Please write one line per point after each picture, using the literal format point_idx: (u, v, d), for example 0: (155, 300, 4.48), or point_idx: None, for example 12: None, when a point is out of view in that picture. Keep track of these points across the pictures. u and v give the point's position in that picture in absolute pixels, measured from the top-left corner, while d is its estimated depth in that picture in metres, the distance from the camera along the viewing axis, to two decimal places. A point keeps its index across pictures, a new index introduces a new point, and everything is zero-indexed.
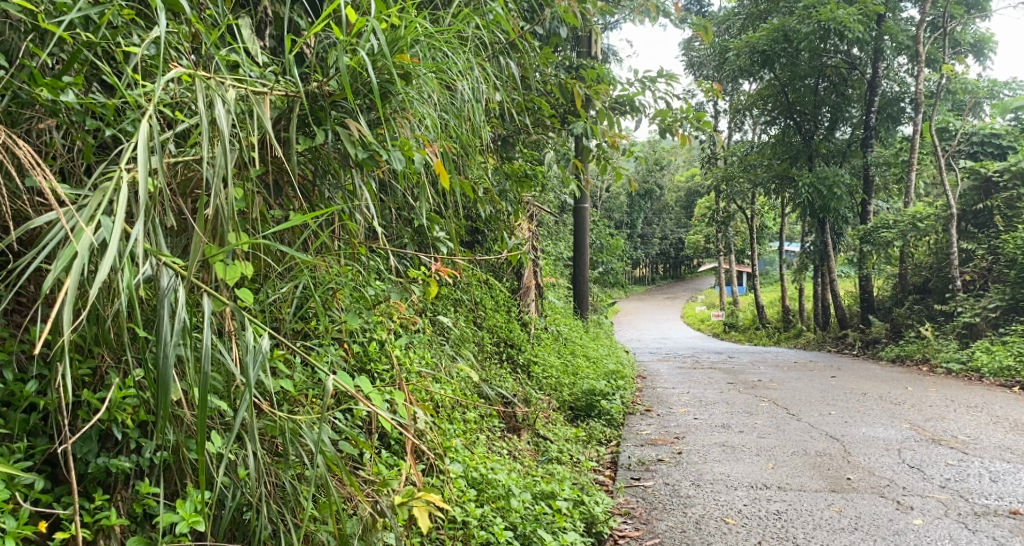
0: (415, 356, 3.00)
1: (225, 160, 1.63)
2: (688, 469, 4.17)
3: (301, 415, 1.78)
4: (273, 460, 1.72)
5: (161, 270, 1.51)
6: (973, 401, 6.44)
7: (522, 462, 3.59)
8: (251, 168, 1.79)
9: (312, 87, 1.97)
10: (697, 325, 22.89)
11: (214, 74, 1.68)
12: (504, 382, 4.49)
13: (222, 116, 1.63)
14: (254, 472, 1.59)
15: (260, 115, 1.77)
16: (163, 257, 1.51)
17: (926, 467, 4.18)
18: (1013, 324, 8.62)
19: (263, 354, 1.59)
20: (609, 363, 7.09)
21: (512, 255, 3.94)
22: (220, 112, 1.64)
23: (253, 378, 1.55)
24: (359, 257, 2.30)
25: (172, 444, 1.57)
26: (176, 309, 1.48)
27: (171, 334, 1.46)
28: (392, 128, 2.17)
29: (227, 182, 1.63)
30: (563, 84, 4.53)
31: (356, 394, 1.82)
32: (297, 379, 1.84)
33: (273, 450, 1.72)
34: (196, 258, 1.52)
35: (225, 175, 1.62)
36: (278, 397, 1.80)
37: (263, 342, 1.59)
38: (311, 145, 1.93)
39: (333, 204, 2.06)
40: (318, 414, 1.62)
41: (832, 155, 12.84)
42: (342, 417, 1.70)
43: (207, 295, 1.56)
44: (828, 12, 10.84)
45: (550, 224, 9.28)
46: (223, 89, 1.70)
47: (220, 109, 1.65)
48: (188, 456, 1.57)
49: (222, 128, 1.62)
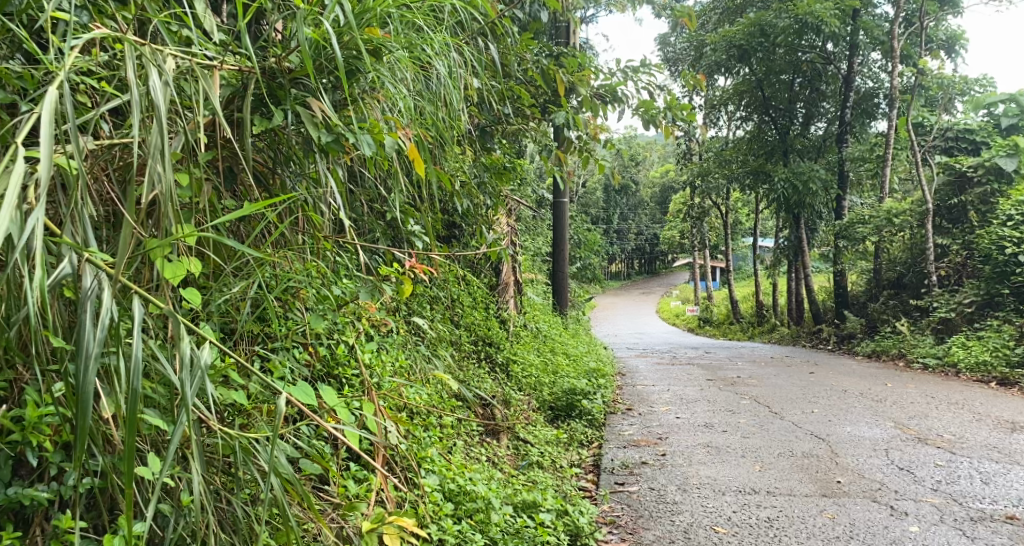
0: (388, 359, 2.84)
1: (163, 139, 1.43)
2: (673, 473, 4.02)
3: (256, 431, 1.58)
4: (225, 480, 1.53)
5: (84, 268, 1.32)
6: (954, 398, 6.37)
7: (502, 471, 3.43)
8: (196, 151, 1.58)
9: (271, 60, 1.78)
10: (672, 321, 22.84)
11: (150, 42, 1.48)
12: (482, 383, 4.31)
13: (159, 92, 1.42)
14: (198, 498, 1.39)
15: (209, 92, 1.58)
16: (86, 253, 1.32)
17: (916, 468, 4.07)
18: (989, 318, 8.60)
19: (204, 369, 1.39)
20: (588, 360, 6.93)
21: (491, 251, 3.79)
22: (156, 87, 1.43)
23: (191, 396, 1.34)
24: (325, 253, 2.10)
25: (99, 468, 1.38)
26: (100, 314, 1.29)
27: (94, 342, 1.26)
28: (361, 110, 1.98)
29: (165, 166, 1.43)
30: (545, 71, 4.34)
31: (316, 410, 1.61)
32: (252, 389, 1.65)
33: (225, 469, 1.53)
34: (124, 254, 1.32)
35: (164, 158, 1.42)
36: (229, 411, 1.61)
37: (203, 354, 1.39)
38: (268, 126, 1.73)
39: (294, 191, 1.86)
40: (272, 434, 1.41)
41: (807, 150, 12.79)
42: (303, 437, 1.51)
43: (140, 297, 1.36)
44: (806, 6, 10.79)
45: (528, 218, 9.10)
46: (161, 58, 1.50)
47: (157, 82, 1.44)
48: (117, 482, 1.38)
49: (158, 106, 1.41)
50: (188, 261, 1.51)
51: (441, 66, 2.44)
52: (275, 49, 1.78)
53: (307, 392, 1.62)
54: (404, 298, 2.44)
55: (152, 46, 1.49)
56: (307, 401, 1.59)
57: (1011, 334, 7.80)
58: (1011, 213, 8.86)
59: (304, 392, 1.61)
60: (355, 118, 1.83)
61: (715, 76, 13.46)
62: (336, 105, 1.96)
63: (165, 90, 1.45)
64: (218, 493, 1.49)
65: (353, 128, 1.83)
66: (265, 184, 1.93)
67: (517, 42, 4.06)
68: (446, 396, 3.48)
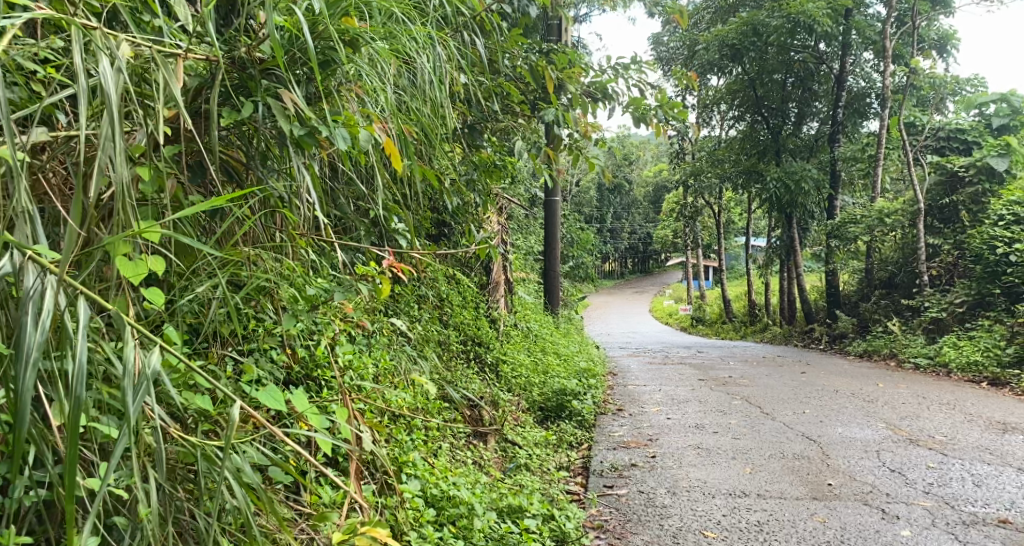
0: (369, 362, 2.80)
1: (114, 130, 1.38)
2: (663, 475, 3.97)
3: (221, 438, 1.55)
4: (187, 490, 1.49)
5: (26, 266, 1.29)
6: (945, 398, 6.34)
7: (487, 474, 3.38)
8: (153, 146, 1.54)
9: (241, 50, 1.76)
10: (665, 320, 22.82)
11: (101, 27, 1.43)
12: (469, 383, 4.25)
13: (108, 80, 1.36)
14: (154, 510, 1.36)
15: (168, 81, 1.53)
16: (28, 251, 1.29)
17: (907, 470, 4.02)
18: (980, 318, 8.58)
19: (152, 371, 1.34)
20: (579, 360, 6.88)
21: (478, 250, 3.75)
22: (106, 74, 1.38)
23: (134, 413, 1.29)
24: (300, 251, 2.08)
25: (47, 476, 1.34)
26: (41, 313, 1.26)
27: (35, 346, 1.24)
28: (335, 102, 1.98)
29: (119, 159, 1.39)
30: (534, 68, 4.29)
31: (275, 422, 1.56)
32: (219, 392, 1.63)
33: (186, 479, 1.49)
34: (67, 253, 1.27)
35: (116, 151, 1.38)
36: (194, 417, 1.58)
37: (152, 358, 1.35)
38: (236, 118, 1.72)
39: (263, 185, 1.85)
40: (229, 440, 1.40)
41: (799, 149, 12.93)
42: (271, 442, 1.51)
43: (85, 297, 1.34)
44: (798, 6, 10.77)
45: (520, 217, 9.05)
46: (112, 43, 1.44)
47: (106, 68, 1.38)
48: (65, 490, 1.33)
49: (109, 95, 1.36)
50: (149, 261, 1.51)
51: (421, 58, 2.42)
52: (244, 39, 1.76)
53: (276, 395, 1.61)
54: (382, 298, 2.42)
55: (103, 31, 1.44)
56: (276, 406, 1.58)
57: (1002, 334, 7.79)
58: (1003, 213, 8.84)
59: (274, 396, 1.60)
60: (328, 111, 1.82)
61: (707, 76, 13.43)
62: (309, 98, 1.93)
63: (116, 78, 1.40)
64: (178, 504, 1.45)
65: (326, 122, 1.83)
66: (235, 176, 1.92)
67: (507, 38, 4.03)
68: (431, 397, 3.44)
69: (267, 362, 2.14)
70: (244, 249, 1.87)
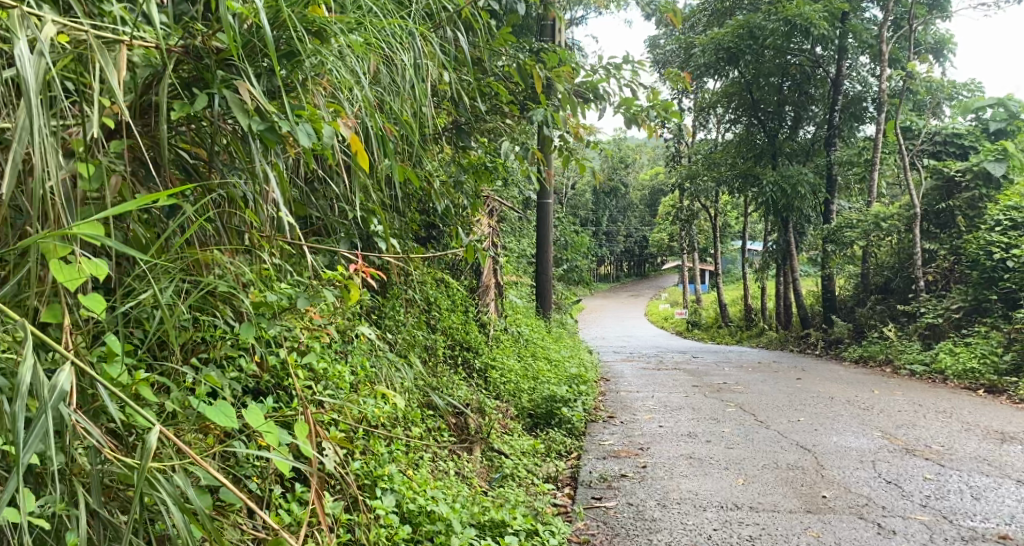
0: (346, 371, 2.73)
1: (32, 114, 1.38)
2: (653, 487, 3.86)
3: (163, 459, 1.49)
4: (120, 503, 1.46)
5: None
6: (942, 406, 6.25)
7: (470, 487, 3.28)
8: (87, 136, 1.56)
9: (197, 40, 1.77)
10: (662, 323, 22.74)
11: (20, 8, 1.43)
12: (456, 390, 4.14)
13: (25, 65, 1.37)
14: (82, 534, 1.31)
15: (106, 68, 1.55)
16: None
17: (903, 482, 3.92)
18: (976, 324, 8.48)
19: (62, 391, 1.31)
20: (571, 366, 6.77)
21: (465, 252, 3.65)
22: (23, 58, 1.38)
23: (29, 437, 1.24)
24: (262, 253, 2.08)
25: None
26: None
27: None
28: (299, 95, 1.98)
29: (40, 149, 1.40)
30: (522, 67, 4.21)
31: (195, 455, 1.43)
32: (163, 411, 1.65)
33: (119, 493, 1.46)
34: None
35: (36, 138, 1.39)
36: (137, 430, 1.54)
37: (62, 378, 1.31)
38: (190, 111, 1.73)
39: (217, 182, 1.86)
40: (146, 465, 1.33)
41: (795, 154, 12.66)
42: (211, 468, 1.43)
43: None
44: (795, 9, 10.67)
45: (512, 220, 8.97)
46: (33, 26, 1.44)
47: (24, 52, 1.38)
48: None
49: (27, 83, 1.38)
50: (87, 268, 1.44)
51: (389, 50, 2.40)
52: (200, 28, 1.77)
53: (227, 412, 1.58)
54: (352, 305, 2.32)
55: (22, 12, 1.44)
56: (225, 423, 1.54)
57: (999, 340, 7.70)
58: (1000, 219, 8.76)
59: (224, 413, 1.57)
60: (289, 106, 1.82)
61: (703, 79, 13.37)
62: (270, 90, 1.93)
63: (37, 62, 1.42)
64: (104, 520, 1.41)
65: (288, 117, 1.83)
66: (195, 176, 1.92)
67: (495, 38, 4.00)
68: (415, 406, 3.34)
69: (231, 372, 2.11)
70: (197, 247, 1.92)
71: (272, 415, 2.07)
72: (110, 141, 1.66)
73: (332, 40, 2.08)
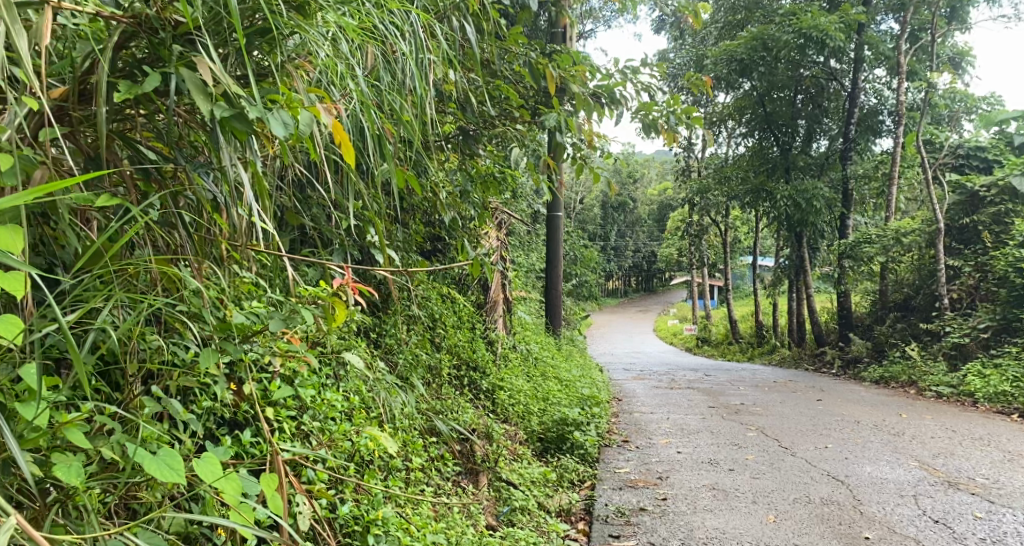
0: (339, 402, 2.49)
1: None
2: (675, 523, 3.52)
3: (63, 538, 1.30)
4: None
5: None
6: (978, 432, 5.87)
7: (474, 526, 2.95)
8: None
9: (151, 10, 1.49)
10: (670, 339, 22.33)
11: None
12: (461, 414, 3.80)
13: None
14: None
15: (14, 30, 1.35)
16: None
17: (953, 521, 3.57)
18: (1007, 345, 8.10)
19: None
20: (582, 386, 6.42)
21: (473, 265, 3.32)
22: None
23: None
24: (232, 262, 1.81)
25: None
26: None
27: None
28: (274, 79, 1.70)
29: None
30: (533, 67, 3.89)
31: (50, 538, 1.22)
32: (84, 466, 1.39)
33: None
34: None
35: None
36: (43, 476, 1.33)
37: None
38: (138, 93, 1.45)
39: (169, 184, 1.60)
40: None
41: (809, 167, 12.21)
42: None
43: None
44: (810, 20, 10.34)
45: (522, 233, 8.64)
46: None
47: None
48: None
49: None
50: None
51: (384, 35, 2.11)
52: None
53: (174, 463, 1.33)
54: (335, 327, 2.00)
55: None
56: (169, 478, 1.29)
57: None
58: None
59: (169, 465, 1.31)
60: (258, 90, 1.54)
61: (714, 91, 13.10)
62: (241, 72, 1.64)
63: None
64: None
65: (258, 102, 1.54)
66: (157, 174, 1.65)
67: (505, 36, 3.71)
68: (414, 434, 3.03)
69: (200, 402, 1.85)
70: (154, 255, 1.67)
71: (235, 462, 1.83)
72: (41, 130, 1.43)
73: (318, 14, 1.84)
